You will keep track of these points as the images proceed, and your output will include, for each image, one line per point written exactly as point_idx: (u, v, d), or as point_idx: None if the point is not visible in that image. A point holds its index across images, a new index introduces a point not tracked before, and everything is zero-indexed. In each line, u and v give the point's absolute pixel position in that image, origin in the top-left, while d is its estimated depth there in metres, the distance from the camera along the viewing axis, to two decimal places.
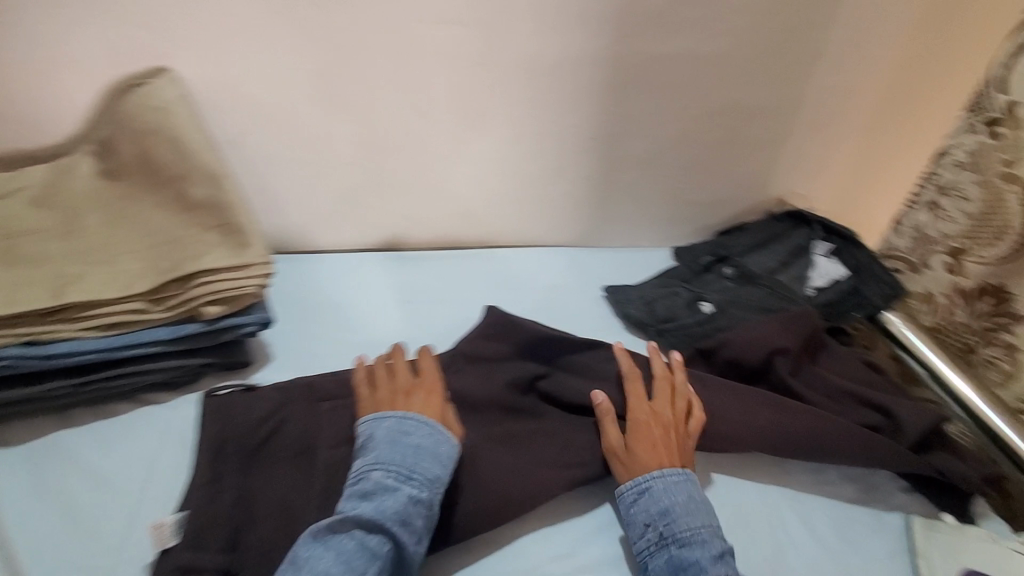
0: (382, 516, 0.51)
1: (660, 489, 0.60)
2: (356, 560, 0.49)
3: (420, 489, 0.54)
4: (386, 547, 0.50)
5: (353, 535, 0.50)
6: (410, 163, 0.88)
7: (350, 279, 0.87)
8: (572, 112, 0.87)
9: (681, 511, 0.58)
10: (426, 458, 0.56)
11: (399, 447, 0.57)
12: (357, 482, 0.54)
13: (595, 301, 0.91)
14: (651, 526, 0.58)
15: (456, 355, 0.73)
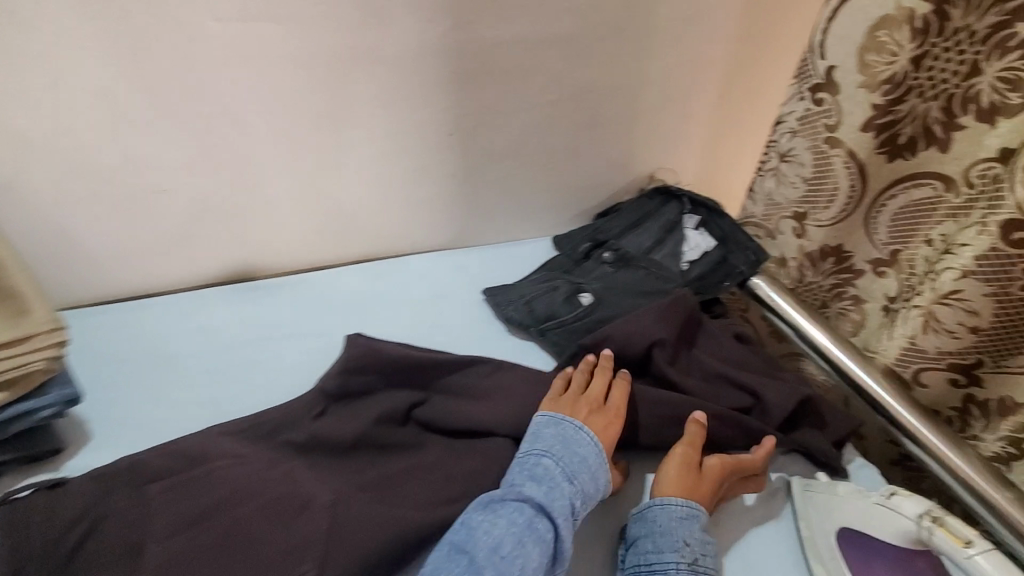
0: (552, 502, 0.55)
1: (682, 521, 0.59)
2: (527, 536, 0.52)
3: (583, 495, 0.58)
4: (551, 533, 0.53)
5: (521, 514, 0.54)
6: (248, 182, 0.78)
7: (193, 320, 0.77)
8: (422, 108, 0.80)
9: (692, 549, 0.57)
10: (586, 472, 0.59)
11: (571, 451, 0.60)
12: (526, 466, 0.59)
13: (475, 306, 0.86)
14: (689, 546, 0.57)
15: (319, 396, 0.64)
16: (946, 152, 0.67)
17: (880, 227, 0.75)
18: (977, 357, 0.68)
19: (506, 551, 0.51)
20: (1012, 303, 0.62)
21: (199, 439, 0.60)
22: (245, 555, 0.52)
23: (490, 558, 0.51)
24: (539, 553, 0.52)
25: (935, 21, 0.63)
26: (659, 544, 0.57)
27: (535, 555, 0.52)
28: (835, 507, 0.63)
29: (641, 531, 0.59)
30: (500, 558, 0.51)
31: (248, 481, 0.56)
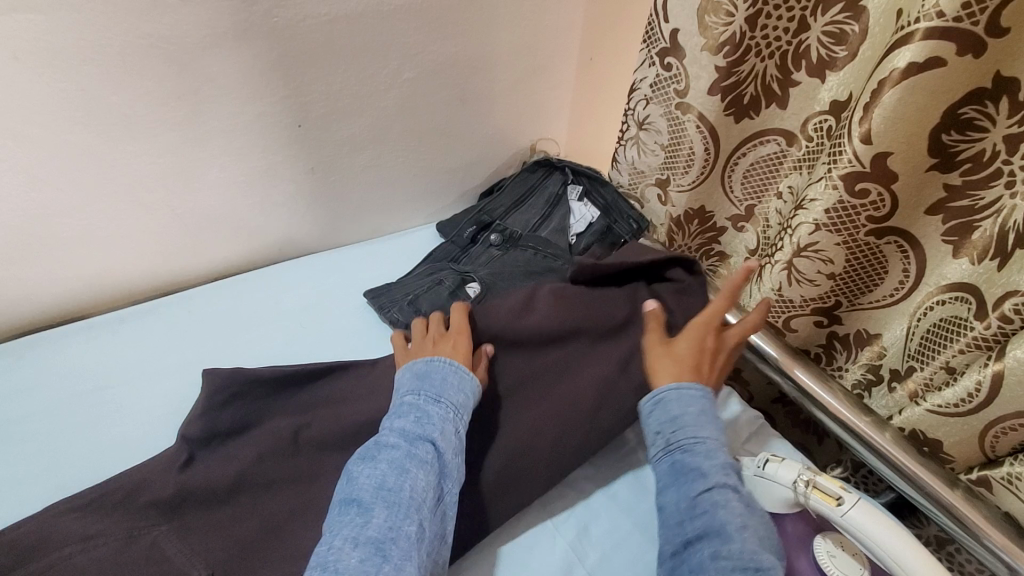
0: (427, 430, 0.55)
1: (696, 404, 0.57)
2: (407, 464, 0.52)
3: (455, 409, 0.57)
4: (431, 456, 0.53)
5: (399, 447, 0.53)
6: (62, 203, 0.67)
7: (22, 376, 0.67)
8: (259, 99, 0.70)
9: (709, 429, 0.56)
10: (453, 388, 0.59)
11: (431, 381, 0.59)
12: (399, 409, 0.57)
13: (354, 312, 0.80)
14: (660, 433, 0.57)
15: (183, 444, 0.57)
16: (786, 108, 0.70)
17: (735, 187, 0.80)
18: (835, 300, 0.73)
19: (390, 486, 0.51)
20: (859, 248, 0.66)
21: (31, 523, 0.51)
22: None
23: (377, 495, 0.50)
24: (424, 476, 0.52)
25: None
26: (687, 426, 0.56)
27: (420, 478, 0.52)
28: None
29: (663, 417, 0.58)
30: (386, 492, 0.50)
31: (102, 568, 0.49)
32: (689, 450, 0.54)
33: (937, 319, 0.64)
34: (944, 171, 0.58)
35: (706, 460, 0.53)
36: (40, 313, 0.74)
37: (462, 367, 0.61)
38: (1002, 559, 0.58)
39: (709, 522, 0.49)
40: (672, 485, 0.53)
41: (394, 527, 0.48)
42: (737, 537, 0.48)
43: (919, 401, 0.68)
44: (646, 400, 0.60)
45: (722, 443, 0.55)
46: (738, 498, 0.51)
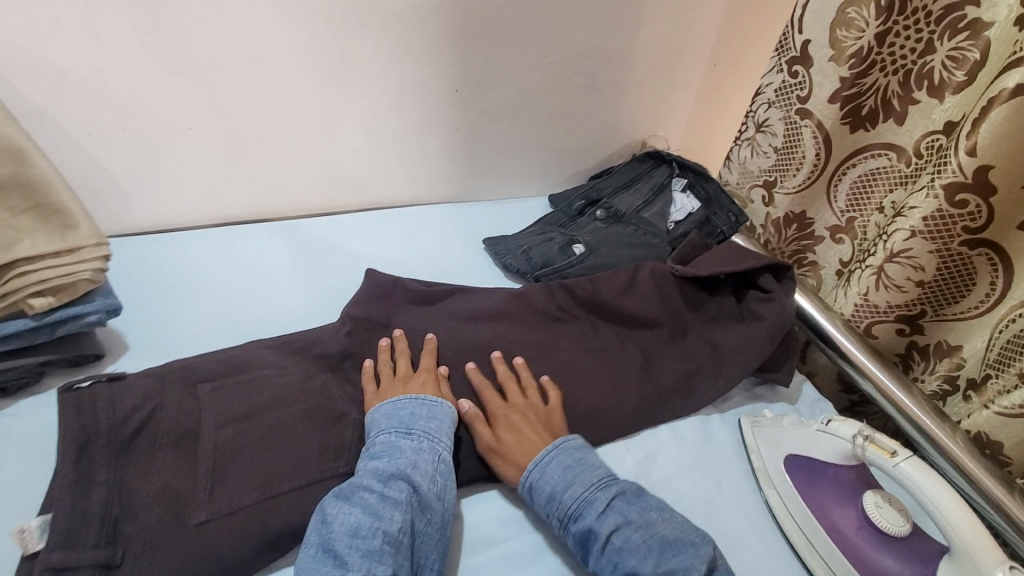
0: (400, 468, 0.57)
1: (551, 470, 0.61)
2: (382, 507, 0.53)
3: (425, 441, 0.60)
4: (405, 492, 0.55)
5: (374, 488, 0.54)
6: (276, 123, 0.84)
7: (227, 249, 0.84)
8: (433, 62, 0.86)
9: (580, 485, 0.59)
10: (421, 419, 0.62)
11: (398, 417, 0.62)
12: (369, 451, 0.59)
13: (474, 255, 0.93)
14: (548, 514, 0.59)
15: (347, 319, 0.72)
16: (902, 123, 0.75)
17: (839, 196, 0.85)
18: (919, 308, 0.77)
19: (363, 532, 0.51)
20: (951, 257, 0.71)
21: (242, 351, 0.67)
22: (291, 448, 0.59)
23: (353, 542, 0.50)
24: (399, 516, 0.53)
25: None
26: (563, 498, 0.59)
27: (397, 516, 0.53)
28: (788, 441, 0.67)
29: (542, 500, 0.60)
30: (361, 537, 0.51)
31: (288, 390, 0.64)
32: (576, 517, 0.58)
33: (1017, 331, 0.67)
34: None
35: (592, 514, 0.57)
36: (238, 210, 0.91)
37: (430, 399, 0.65)
38: None
39: (625, 567, 0.53)
40: (586, 554, 0.56)
41: (369, 574, 0.48)
42: (650, 573, 0.52)
43: (990, 404, 0.71)
44: (520, 490, 0.62)
45: (593, 484, 0.60)
46: (630, 527, 0.56)
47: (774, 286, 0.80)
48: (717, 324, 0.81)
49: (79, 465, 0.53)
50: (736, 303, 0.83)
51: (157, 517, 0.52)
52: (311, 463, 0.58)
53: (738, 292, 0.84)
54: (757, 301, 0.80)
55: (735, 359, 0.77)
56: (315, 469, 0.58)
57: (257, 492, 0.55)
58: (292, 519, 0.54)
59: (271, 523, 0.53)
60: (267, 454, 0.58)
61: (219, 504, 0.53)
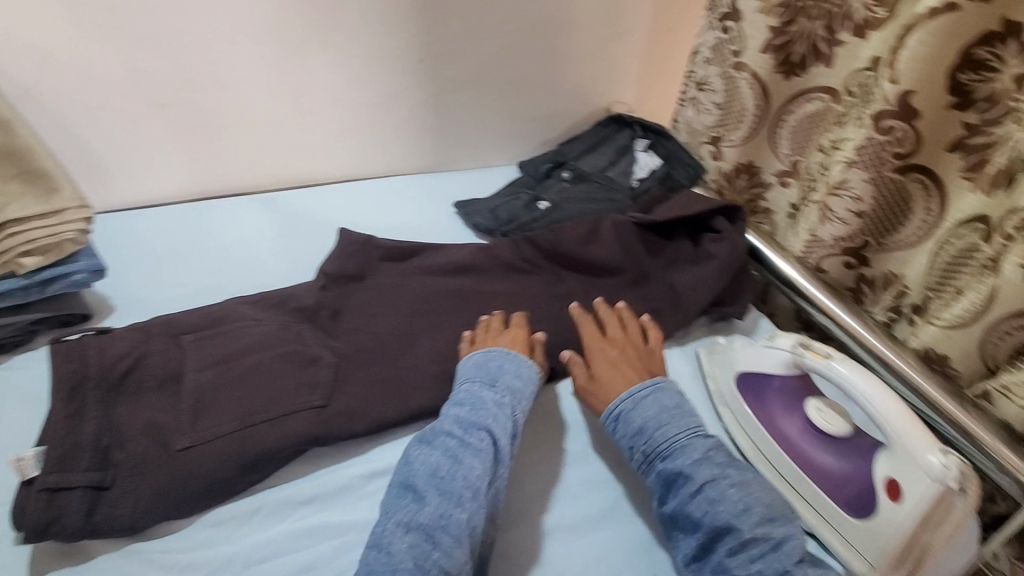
0: (482, 418, 0.59)
1: (649, 409, 0.63)
2: (461, 453, 0.56)
3: (506, 395, 0.63)
4: (485, 442, 0.58)
5: (453, 437, 0.58)
6: (248, 99, 0.88)
7: (207, 221, 0.88)
8: (394, 33, 0.90)
9: (680, 426, 0.61)
10: (508, 373, 0.65)
11: (484, 368, 0.65)
12: (454, 398, 0.62)
13: (448, 217, 0.96)
14: (634, 447, 0.62)
15: (321, 275, 0.76)
16: (832, 66, 0.79)
17: (782, 143, 0.89)
18: (863, 240, 0.81)
19: (443, 472, 0.55)
20: (886, 184, 0.75)
21: (222, 306, 0.71)
22: (269, 385, 0.62)
23: (429, 482, 0.54)
24: (479, 463, 0.56)
25: None
26: (655, 436, 0.61)
27: (475, 466, 0.55)
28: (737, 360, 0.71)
29: (630, 432, 0.62)
30: (439, 479, 0.54)
31: (266, 336, 0.68)
32: (667, 455, 0.60)
33: (956, 248, 0.70)
34: (960, 109, 0.67)
35: (686, 457, 0.59)
36: (218, 187, 0.96)
37: (519, 356, 0.67)
38: (993, 455, 0.66)
39: (716, 516, 0.55)
40: (669, 495, 0.58)
41: (445, 513, 0.52)
42: (748, 530, 0.54)
43: (934, 320, 0.74)
44: (606, 418, 0.64)
45: (691, 429, 0.61)
46: (726, 482, 0.57)
47: (725, 227, 0.85)
48: (677, 267, 0.85)
49: (71, 403, 0.57)
50: (694, 246, 0.87)
51: (143, 445, 0.57)
52: (288, 396, 0.62)
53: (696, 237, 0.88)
54: (712, 241, 0.85)
55: (693, 295, 0.80)
56: (292, 401, 0.61)
57: (235, 423, 0.59)
58: (267, 444, 0.58)
59: (249, 447, 0.58)
60: (245, 389, 0.62)
61: (200, 433, 0.58)
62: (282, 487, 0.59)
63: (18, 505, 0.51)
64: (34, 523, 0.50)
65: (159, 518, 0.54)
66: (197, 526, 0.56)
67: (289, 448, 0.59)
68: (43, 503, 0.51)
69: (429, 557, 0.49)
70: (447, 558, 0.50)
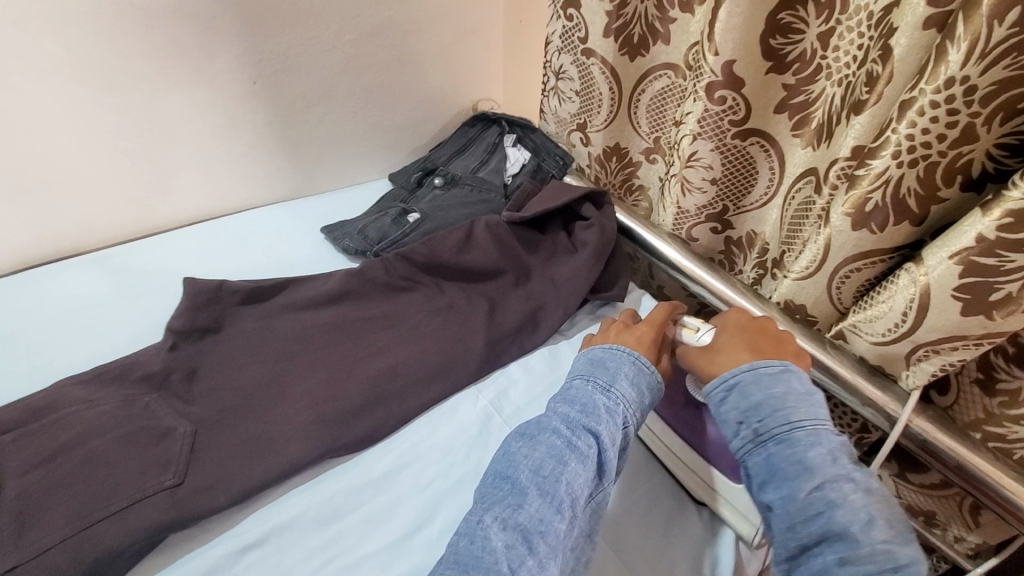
0: (592, 421, 0.55)
1: (778, 386, 0.54)
2: (567, 454, 0.52)
3: (623, 398, 0.57)
4: (594, 448, 0.53)
5: (561, 437, 0.53)
6: (56, 150, 0.78)
7: (29, 292, 0.77)
8: (217, 56, 0.82)
9: (807, 411, 0.52)
10: (626, 377, 0.59)
11: (604, 365, 0.61)
12: (565, 394, 0.59)
13: (316, 245, 0.90)
14: (744, 423, 0.54)
15: (169, 333, 0.69)
16: (669, 42, 0.82)
17: (642, 121, 0.92)
18: (723, 206, 0.85)
19: (545, 472, 0.51)
20: (730, 150, 0.78)
21: (48, 392, 0.62)
22: (111, 473, 0.55)
23: (532, 479, 0.50)
24: (583, 470, 0.51)
25: None
26: (775, 415, 0.52)
27: (579, 473, 0.51)
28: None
29: (743, 405, 0.54)
30: (543, 478, 0.50)
31: (104, 419, 0.60)
32: (780, 439, 0.51)
33: (800, 203, 0.75)
34: (779, 72, 0.71)
35: (803, 449, 0.50)
36: (42, 250, 0.85)
37: (644, 361, 0.61)
38: (853, 391, 0.70)
39: (829, 519, 0.46)
40: (772, 482, 0.50)
41: (544, 519, 0.48)
42: (867, 545, 0.45)
43: (787, 273, 0.77)
44: (718, 386, 0.57)
45: (818, 419, 0.51)
46: (851, 486, 0.48)
47: (592, 213, 0.85)
48: (555, 260, 0.85)
49: None
50: (568, 236, 0.87)
51: None
52: (134, 481, 0.55)
53: (569, 227, 0.88)
54: (583, 230, 0.84)
55: (572, 287, 0.80)
56: (138, 487, 0.54)
57: (73, 525, 0.52)
58: (113, 542, 0.51)
59: (92, 550, 0.51)
60: (80, 486, 0.54)
61: (28, 547, 0.50)
62: None
63: None
64: None
65: None
66: None
67: (141, 539, 0.52)
68: None
69: (523, 564, 0.45)
70: (540, 568, 0.45)
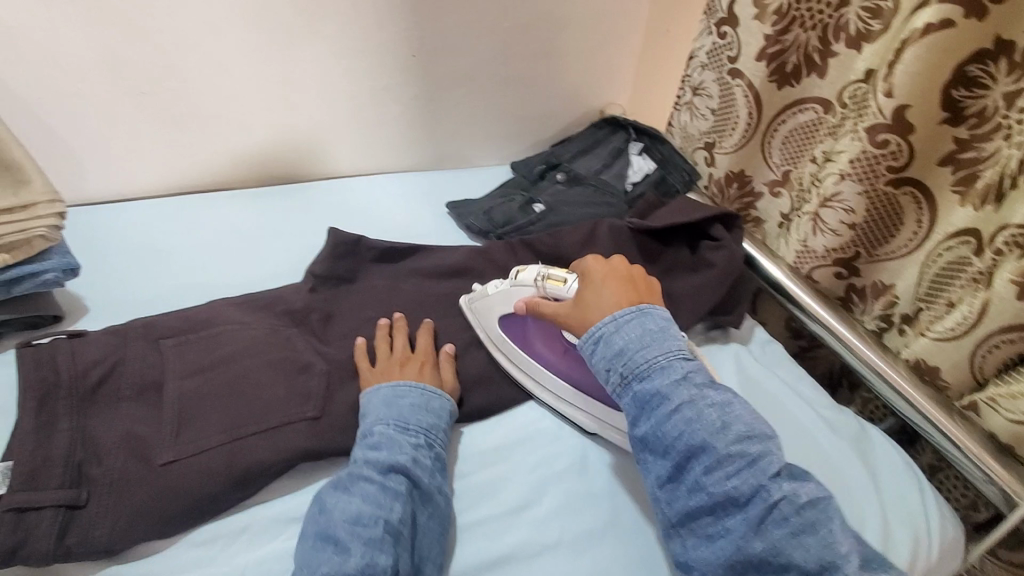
0: (397, 456, 0.55)
1: (628, 330, 0.57)
2: (381, 498, 0.52)
3: (418, 439, 0.58)
4: (404, 484, 0.54)
5: (373, 481, 0.53)
6: (229, 92, 0.84)
7: (186, 216, 0.83)
8: (386, 26, 0.86)
9: (658, 347, 0.56)
10: (420, 412, 0.60)
11: (397, 406, 0.60)
12: (365, 438, 0.57)
13: (440, 219, 0.93)
14: (611, 369, 0.57)
15: (309, 276, 0.73)
16: (825, 76, 0.79)
17: (774, 152, 0.89)
18: (854, 250, 0.82)
19: (365, 520, 0.50)
20: (878, 196, 0.76)
21: (206, 308, 0.67)
22: (257, 396, 0.59)
23: (352, 531, 0.50)
24: (399, 508, 0.52)
25: None
26: (634, 358, 0.56)
27: (396, 510, 0.52)
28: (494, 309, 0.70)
29: (607, 354, 0.57)
30: (361, 527, 0.50)
31: (253, 342, 0.64)
32: (646, 377, 0.55)
33: (946, 263, 0.72)
34: (954, 124, 0.68)
35: (666, 381, 0.54)
36: (197, 180, 0.91)
37: (430, 388, 0.63)
38: (979, 465, 0.68)
39: (692, 435, 0.52)
40: (641, 417, 0.55)
41: (370, 563, 0.48)
42: (724, 448, 0.51)
43: (924, 332, 0.76)
44: (585, 341, 0.59)
45: (673, 352, 0.56)
46: (703, 401, 0.53)
47: (723, 236, 0.84)
48: (672, 274, 0.84)
49: (41, 415, 0.53)
50: (693, 254, 0.86)
51: (122, 459, 0.53)
52: (280, 408, 0.59)
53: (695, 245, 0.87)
54: (717, 253, 0.83)
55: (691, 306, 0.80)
56: (282, 414, 0.59)
57: (226, 435, 0.56)
58: (258, 459, 0.55)
59: (241, 462, 0.55)
60: (231, 401, 0.58)
61: (186, 447, 0.55)
62: (274, 503, 0.57)
63: None
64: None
65: (140, 539, 0.51)
66: (185, 545, 0.53)
67: (280, 461, 0.56)
68: (10, 524, 0.47)
69: None
70: None
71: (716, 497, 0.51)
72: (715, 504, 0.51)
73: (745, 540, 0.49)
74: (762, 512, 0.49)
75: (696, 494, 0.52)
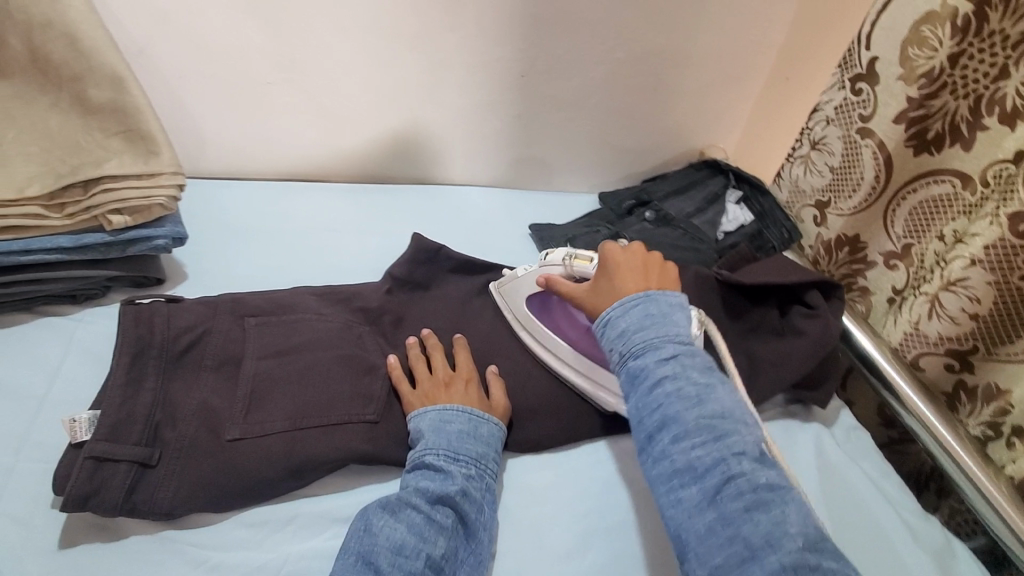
0: (447, 488, 0.54)
1: (631, 312, 0.55)
2: (427, 530, 0.51)
3: (468, 472, 0.57)
4: (451, 518, 0.53)
5: (421, 511, 0.52)
6: (342, 91, 0.88)
7: (284, 202, 0.88)
8: (501, 45, 0.88)
9: (657, 330, 0.53)
10: (473, 441, 0.59)
11: (447, 434, 0.58)
12: (416, 465, 0.57)
13: (520, 239, 0.93)
14: (611, 348, 0.55)
15: (388, 278, 0.74)
16: (969, 150, 0.71)
17: (896, 222, 0.81)
18: (972, 344, 0.73)
19: (407, 551, 0.50)
20: (1010, 291, 0.67)
21: (290, 293, 0.69)
22: (324, 389, 0.60)
23: (393, 560, 0.49)
24: (443, 543, 0.51)
25: (974, 20, 0.67)
26: (630, 338, 0.53)
27: (439, 545, 0.51)
28: (523, 287, 0.72)
29: (611, 334, 0.55)
30: (403, 558, 0.49)
31: (328, 335, 0.65)
32: (639, 355, 0.52)
33: None
34: None
35: (655, 356, 0.51)
36: (298, 168, 0.96)
37: (477, 413, 0.61)
38: None
39: (666, 410, 0.49)
40: (628, 391, 0.52)
41: None
42: (694, 422, 0.47)
43: None
44: (597, 327, 0.57)
45: (670, 335, 0.52)
46: (686, 380, 0.49)
47: (820, 304, 0.78)
48: (755, 334, 0.79)
49: (132, 370, 0.56)
50: (782, 318, 0.80)
51: (193, 427, 0.55)
52: (343, 405, 0.60)
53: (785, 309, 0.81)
54: (812, 323, 0.76)
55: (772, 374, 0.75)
56: (344, 411, 0.59)
57: (289, 423, 0.57)
58: (316, 451, 0.56)
59: (300, 452, 0.56)
60: (299, 390, 0.60)
61: (253, 427, 0.56)
62: (323, 499, 0.57)
63: (67, 467, 0.51)
64: (76, 488, 0.49)
65: (197, 508, 0.53)
66: (235, 523, 0.55)
67: (336, 458, 0.57)
68: (88, 471, 0.50)
69: None
70: None
71: (676, 465, 0.47)
72: (678, 477, 0.46)
73: (698, 510, 0.45)
74: (718, 484, 0.45)
75: (661, 466, 0.48)
